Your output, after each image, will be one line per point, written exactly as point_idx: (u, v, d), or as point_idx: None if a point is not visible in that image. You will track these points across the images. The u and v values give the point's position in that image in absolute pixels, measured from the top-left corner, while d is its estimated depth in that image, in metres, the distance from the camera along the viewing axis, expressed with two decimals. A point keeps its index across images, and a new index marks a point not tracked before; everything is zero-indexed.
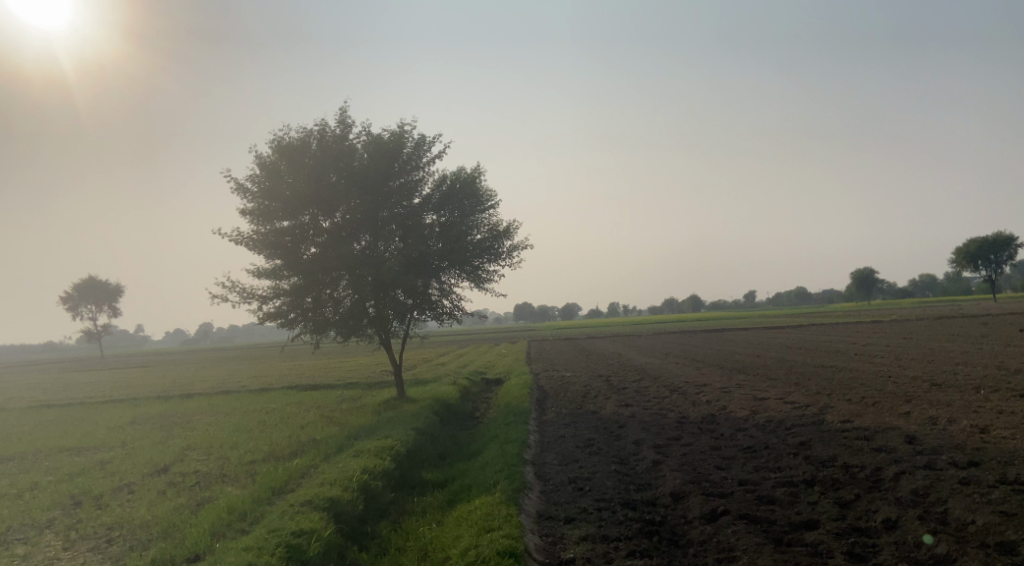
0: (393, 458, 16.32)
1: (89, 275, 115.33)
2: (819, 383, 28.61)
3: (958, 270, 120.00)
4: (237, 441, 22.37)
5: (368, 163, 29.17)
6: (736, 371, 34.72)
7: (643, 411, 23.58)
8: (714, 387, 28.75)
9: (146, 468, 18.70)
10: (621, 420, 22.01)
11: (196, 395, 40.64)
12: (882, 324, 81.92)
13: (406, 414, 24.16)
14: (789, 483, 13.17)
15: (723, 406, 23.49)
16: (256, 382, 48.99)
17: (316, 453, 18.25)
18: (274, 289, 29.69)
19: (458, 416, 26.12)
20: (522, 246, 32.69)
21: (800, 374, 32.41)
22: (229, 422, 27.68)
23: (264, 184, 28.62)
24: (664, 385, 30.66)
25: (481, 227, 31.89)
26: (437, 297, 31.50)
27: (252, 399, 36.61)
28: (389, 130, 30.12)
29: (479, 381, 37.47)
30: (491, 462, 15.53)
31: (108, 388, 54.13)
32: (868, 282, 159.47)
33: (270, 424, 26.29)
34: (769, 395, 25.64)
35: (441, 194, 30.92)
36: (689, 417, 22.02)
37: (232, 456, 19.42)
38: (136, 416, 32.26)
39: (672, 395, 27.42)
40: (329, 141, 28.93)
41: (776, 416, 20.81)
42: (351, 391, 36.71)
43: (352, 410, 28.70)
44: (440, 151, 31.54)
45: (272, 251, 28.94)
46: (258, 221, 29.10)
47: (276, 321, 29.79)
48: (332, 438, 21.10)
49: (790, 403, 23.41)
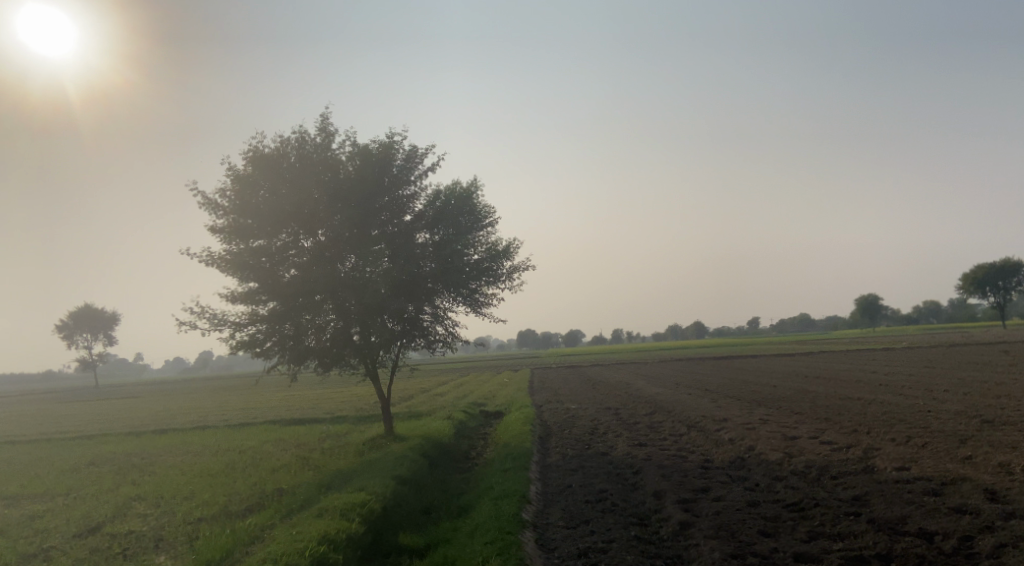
0: (363, 517, 13.44)
1: (85, 303, 113.06)
2: (854, 419, 25.68)
3: (965, 296, 116.95)
4: (194, 490, 19.57)
5: (354, 176, 26.66)
6: (757, 404, 31.79)
7: (660, 453, 20.67)
8: (735, 423, 25.83)
9: (75, 527, 15.94)
10: (635, 463, 19.09)
11: (172, 431, 37.70)
12: (896, 351, 78.65)
13: (391, 457, 21.29)
14: (861, 561, 10.33)
15: (751, 447, 20.59)
16: (240, 415, 46.02)
17: (276, 509, 15.45)
18: (249, 315, 26.96)
19: (451, 457, 23.21)
20: (523, 267, 30.06)
21: (828, 407, 29.46)
22: (195, 464, 24.91)
23: (237, 199, 26.05)
24: (679, 419, 27.76)
25: (478, 247, 29.29)
26: (429, 323, 28.76)
27: (229, 435, 33.75)
28: (377, 140, 27.64)
29: (477, 414, 34.59)
30: (481, 526, 12.63)
31: (89, 421, 51.26)
32: (873, 308, 156.45)
33: (238, 468, 23.50)
34: (800, 433, 22.71)
35: (435, 210, 28.36)
36: (714, 460, 19.12)
37: (179, 511, 16.64)
38: (99, 455, 29.44)
39: (691, 432, 24.48)
40: (309, 151, 26.40)
41: (816, 460, 17.92)
42: (338, 426, 33.86)
43: (333, 450, 25.89)
44: (434, 162, 29.08)
45: (246, 272, 26.20)
46: (230, 240, 26.52)
47: (250, 351, 27.02)
48: (301, 487, 18.27)
49: (829, 443, 20.52)
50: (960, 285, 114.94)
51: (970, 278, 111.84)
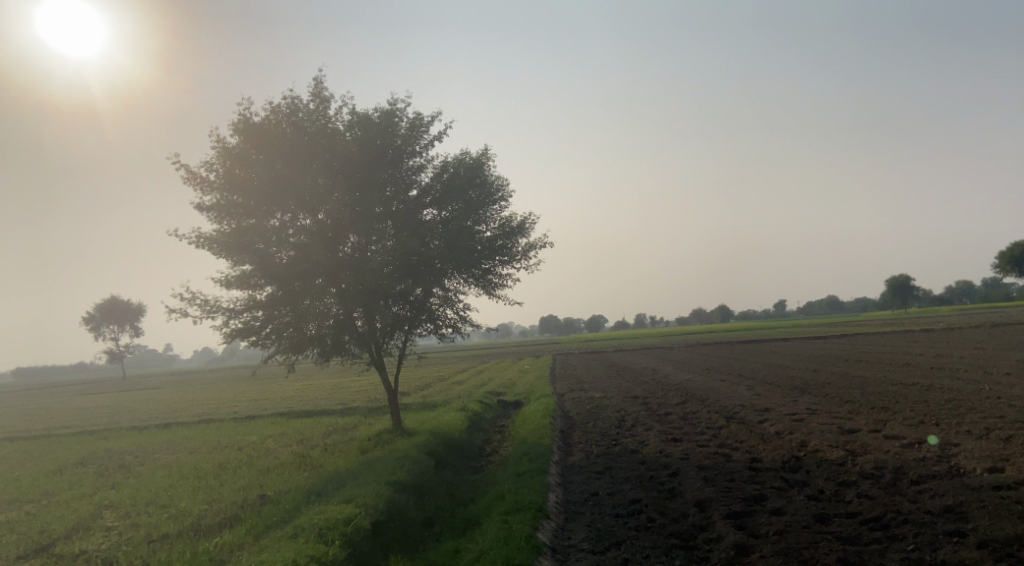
0: (345, 539, 11.14)
1: (110, 295, 112.51)
2: (914, 408, 22.87)
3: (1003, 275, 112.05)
4: (173, 496, 17.44)
5: (354, 147, 24.28)
6: (799, 391, 29.04)
7: (698, 450, 18.13)
8: (780, 414, 23.18)
9: (25, 545, 13.84)
10: (672, 464, 16.55)
11: (176, 425, 35.76)
12: (937, 333, 74.56)
13: (393, 456, 18.97)
14: None
15: (804, 443, 17.98)
16: (252, 407, 43.99)
17: (250, 524, 13.20)
18: (244, 300, 24.66)
19: (463, 455, 20.83)
20: (540, 244, 27.62)
21: (880, 394, 26.64)
22: (186, 464, 22.90)
23: (225, 174, 23.70)
24: (716, 410, 25.18)
25: (491, 223, 26.86)
26: (439, 307, 26.46)
27: (233, 429, 31.76)
28: (377, 107, 25.23)
29: (495, 404, 32.17)
30: (488, 553, 10.29)
31: (103, 414, 49.72)
32: (904, 290, 151.53)
33: (230, 467, 21.40)
34: (858, 425, 20.05)
35: (443, 183, 25.92)
36: (763, 459, 16.58)
37: (147, 525, 14.47)
38: (92, 453, 27.50)
39: (730, 424, 21.88)
40: (302, 119, 23.93)
41: (886, 460, 15.30)
42: (347, 419, 31.73)
43: (336, 447, 23.74)
44: (441, 132, 26.64)
45: (238, 255, 23.84)
46: (221, 220, 24.20)
47: (246, 340, 24.74)
48: (287, 494, 16.03)
49: (895, 437, 17.86)
50: (997, 263, 110.00)
51: (1007, 255, 106.99)
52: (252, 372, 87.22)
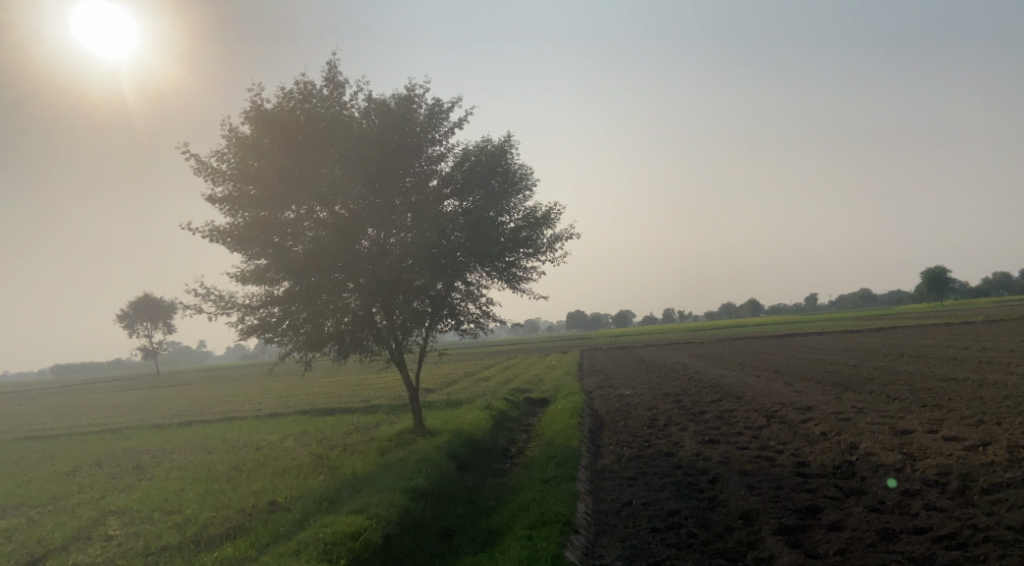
0: (353, 557, 10.14)
1: (143, 293, 113.24)
2: (971, 406, 21.24)
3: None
4: (181, 501, 16.62)
5: (371, 134, 23.28)
6: (841, 388, 27.49)
7: (739, 453, 16.82)
8: (824, 413, 21.72)
9: (20, 557, 13.06)
10: (711, 469, 15.27)
11: (198, 423, 35.16)
12: (978, 325, 71.87)
13: (412, 458, 17.97)
14: None
15: (855, 445, 16.58)
16: (275, 404, 43.32)
17: (256, 535, 12.28)
18: (259, 296, 23.77)
19: (486, 457, 19.72)
20: (566, 235, 26.42)
21: (929, 391, 25.02)
22: (201, 465, 22.15)
23: (237, 164, 22.81)
24: (753, 408, 23.81)
25: (515, 214, 25.73)
26: (461, 302, 25.40)
27: (252, 428, 31.01)
28: (394, 93, 24.20)
29: (521, 402, 31.02)
30: None
31: (129, 412, 49.48)
32: (940, 282, 147.29)
33: (244, 469, 20.58)
34: (912, 425, 18.56)
35: (464, 172, 24.81)
36: (812, 463, 15.25)
37: (149, 535, 13.62)
38: (109, 454, 26.89)
39: (771, 424, 20.49)
40: (315, 105, 22.93)
41: (951, 466, 13.89)
42: (369, 417, 30.87)
43: (355, 448, 22.82)
44: (461, 118, 25.53)
45: (253, 248, 22.95)
46: (234, 212, 23.34)
47: (262, 336, 23.86)
48: (299, 500, 15.10)
49: (957, 439, 16.39)
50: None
51: None
52: (274, 370, 86.58)
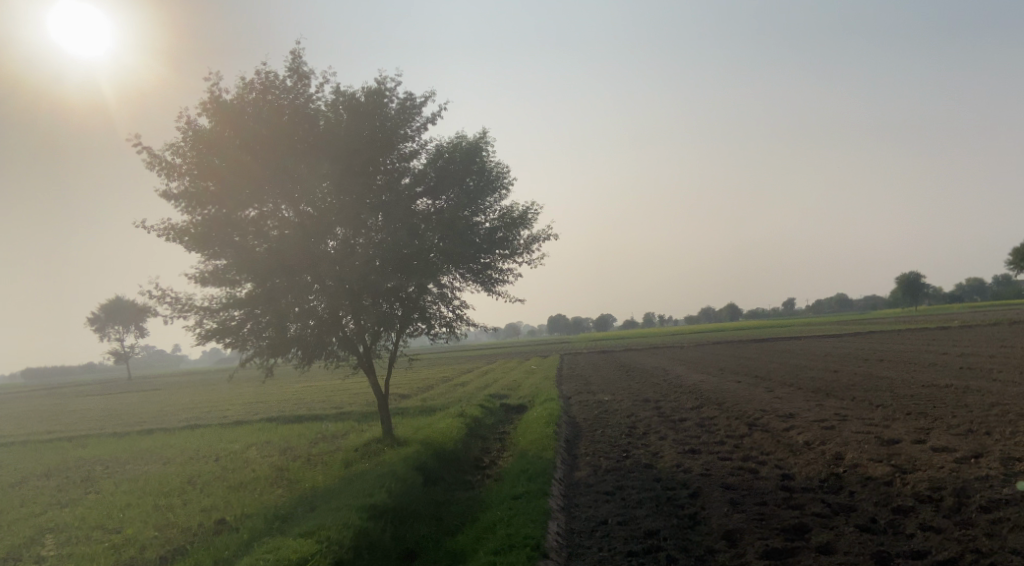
0: None
1: (115, 296, 110.68)
2: (959, 414, 20.59)
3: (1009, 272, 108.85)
4: (124, 518, 15.48)
5: (338, 129, 22.21)
6: (824, 395, 26.82)
7: (721, 464, 15.98)
8: (808, 420, 20.96)
9: None
10: (691, 482, 14.41)
11: (162, 431, 33.77)
12: (956, 331, 71.85)
13: (377, 471, 16.94)
14: None
15: (842, 456, 15.81)
16: (245, 411, 41.96)
17: (196, 559, 11.24)
18: (219, 298, 22.57)
19: (457, 469, 18.70)
20: (543, 236, 25.52)
21: (915, 398, 24.37)
22: (155, 477, 20.91)
23: (194, 158, 21.68)
24: (735, 415, 23.03)
25: (490, 214, 24.80)
26: (433, 305, 24.37)
27: (216, 436, 29.71)
28: (364, 86, 23.16)
29: (496, 408, 30.01)
30: None
31: (95, 418, 47.84)
32: (915, 287, 148.29)
33: (199, 482, 19.39)
34: (899, 435, 17.84)
35: (437, 169, 23.83)
36: (798, 476, 14.43)
37: (82, 557, 12.52)
38: (61, 464, 25.50)
39: (753, 433, 19.69)
40: (278, 97, 21.85)
41: (944, 480, 13.13)
42: (339, 425, 29.72)
43: (320, 458, 21.68)
44: (434, 113, 24.55)
45: (212, 248, 21.79)
46: (192, 210, 22.20)
47: (222, 341, 22.65)
48: (251, 518, 14.05)
49: (948, 450, 15.68)
50: (1009, 261, 106.65)
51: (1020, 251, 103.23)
52: (235, 378, 83.92)
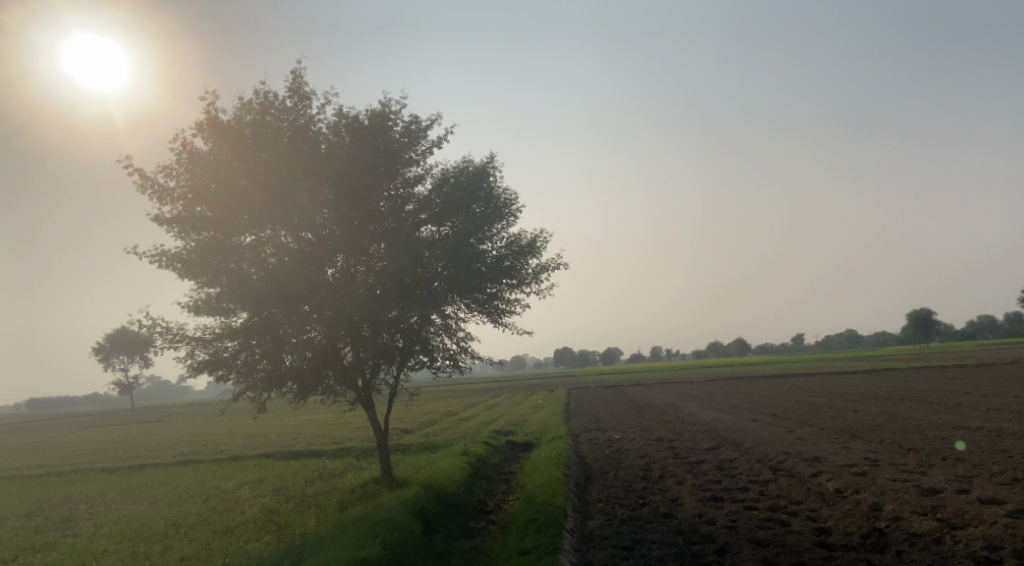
0: None
1: (120, 327, 109.92)
2: (1000, 461, 19.14)
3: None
4: None
5: (340, 152, 21.32)
6: (848, 436, 25.39)
7: (747, 514, 14.65)
8: (836, 465, 19.58)
9: None
10: (717, 535, 13.08)
11: (154, 466, 32.47)
12: (971, 368, 69.92)
13: (372, 516, 15.70)
14: None
15: (880, 507, 14.45)
16: (242, 446, 40.63)
17: None
18: (213, 328, 21.48)
19: (459, 514, 17.42)
20: (552, 266, 24.44)
21: (946, 442, 22.92)
22: (138, 518, 19.67)
23: (190, 181, 20.87)
24: (756, 458, 21.62)
25: (497, 242, 23.78)
26: (437, 337, 23.21)
27: (209, 473, 28.41)
28: (368, 108, 22.33)
29: (501, 446, 28.61)
30: None
31: (91, 451, 46.60)
32: (926, 324, 146.13)
33: (184, 525, 18.16)
34: (939, 483, 16.45)
35: (443, 196, 22.88)
36: (836, 530, 13.07)
37: None
38: (43, 501, 24.24)
39: (778, 479, 18.30)
40: (278, 119, 21.06)
41: (1004, 538, 11.74)
42: (338, 463, 28.42)
43: (314, 500, 20.38)
44: (441, 137, 23.65)
45: (205, 275, 20.80)
46: (186, 235, 21.26)
47: (214, 373, 21.53)
48: None
49: (998, 502, 14.31)
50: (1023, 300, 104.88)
51: None
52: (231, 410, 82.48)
